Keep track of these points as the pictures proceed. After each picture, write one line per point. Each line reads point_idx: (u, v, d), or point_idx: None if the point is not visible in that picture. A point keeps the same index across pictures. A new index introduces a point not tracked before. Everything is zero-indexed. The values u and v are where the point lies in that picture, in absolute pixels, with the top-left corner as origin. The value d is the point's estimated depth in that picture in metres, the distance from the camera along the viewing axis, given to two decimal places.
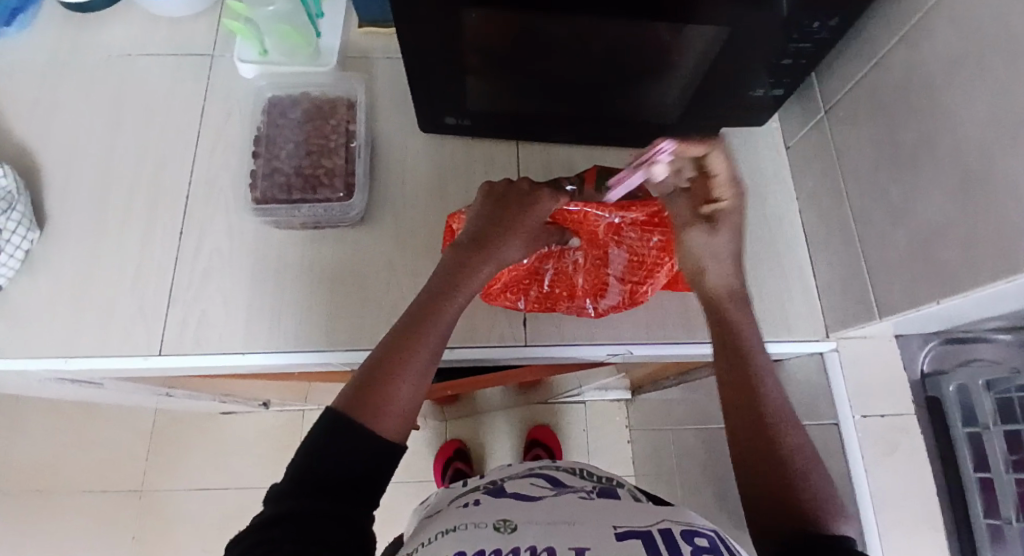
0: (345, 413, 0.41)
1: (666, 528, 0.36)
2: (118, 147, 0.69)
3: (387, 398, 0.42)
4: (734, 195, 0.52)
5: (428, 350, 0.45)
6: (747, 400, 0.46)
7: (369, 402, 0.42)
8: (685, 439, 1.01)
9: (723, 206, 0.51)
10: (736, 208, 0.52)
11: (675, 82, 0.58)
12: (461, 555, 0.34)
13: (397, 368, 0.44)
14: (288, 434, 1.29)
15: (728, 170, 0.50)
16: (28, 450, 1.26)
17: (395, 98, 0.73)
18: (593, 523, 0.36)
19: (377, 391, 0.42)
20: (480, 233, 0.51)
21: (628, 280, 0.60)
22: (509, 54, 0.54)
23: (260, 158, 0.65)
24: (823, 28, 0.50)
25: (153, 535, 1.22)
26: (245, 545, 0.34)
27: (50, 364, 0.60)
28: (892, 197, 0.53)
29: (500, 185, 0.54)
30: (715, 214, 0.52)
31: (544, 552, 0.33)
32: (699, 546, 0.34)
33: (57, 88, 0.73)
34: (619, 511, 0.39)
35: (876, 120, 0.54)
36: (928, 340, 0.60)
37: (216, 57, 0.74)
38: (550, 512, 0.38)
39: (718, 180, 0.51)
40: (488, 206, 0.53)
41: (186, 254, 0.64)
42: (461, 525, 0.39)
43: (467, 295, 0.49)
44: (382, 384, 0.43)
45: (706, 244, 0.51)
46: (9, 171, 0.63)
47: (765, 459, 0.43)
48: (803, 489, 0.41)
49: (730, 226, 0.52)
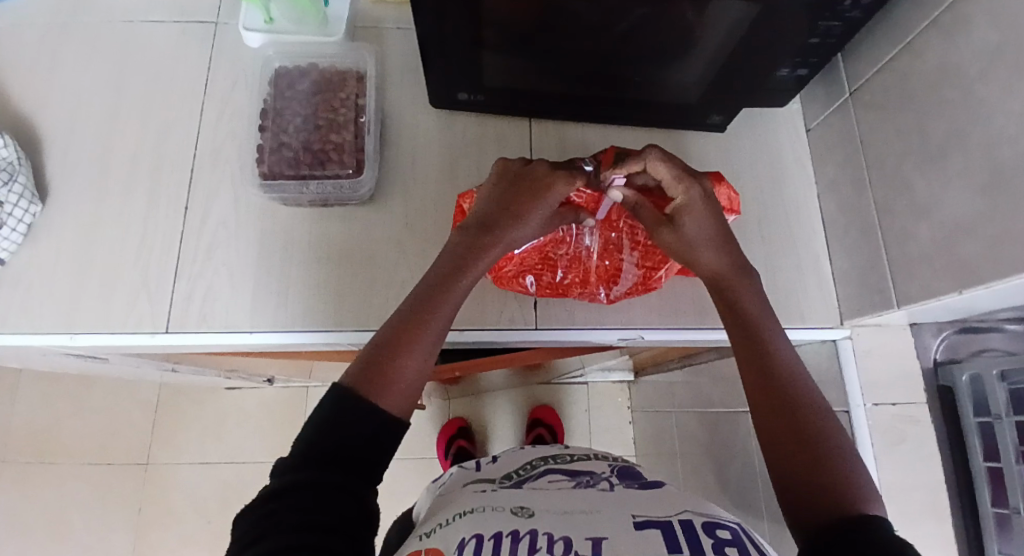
0: (351, 392, 0.40)
1: (686, 519, 0.36)
2: (120, 116, 0.67)
3: (391, 377, 0.41)
4: (687, 188, 0.50)
5: (435, 331, 0.45)
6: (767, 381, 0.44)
7: (374, 381, 0.41)
8: (687, 422, 1.02)
9: (679, 203, 0.51)
10: (694, 200, 0.50)
11: (698, 60, 0.56)
12: (478, 537, 0.34)
13: (403, 349, 0.43)
14: (291, 410, 1.30)
15: (671, 169, 0.49)
16: (33, 420, 1.27)
17: (406, 71, 0.71)
18: (611, 512, 0.36)
19: (382, 371, 0.41)
20: (493, 212, 0.49)
21: (642, 265, 0.59)
22: (528, 27, 0.52)
23: (267, 132, 0.63)
24: (856, 6, 0.48)
25: (157, 506, 1.23)
26: (255, 514, 0.34)
27: (54, 339, 0.59)
28: (917, 185, 0.51)
29: (511, 163, 0.52)
30: (675, 213, 0.51)
31: (560, 541, 0.33)
32: (720, 539, 0.33)
33: (56, 53, 0.70)
34: (637, 500, 0.38)
35: (905, 105, 0.53)
36: (942, 329, 0.59)
37: (221, 24, 0.72)
38: (567, 500, 0.38)
39: (667, 183, 0.50)
40: (498, 185, 0.51)
41: (191, 229, 0.63)
42: (479, 507, 0.38)
43: (476, 276, 0.48)
44: (387, 364, 0.42)
45: (676, 242, 0.51)
46: (9, 141, 0.61)
47: (789, 445, 0.41)
48: (831, 468, 0.39)
49: (694, 217, 0.50)
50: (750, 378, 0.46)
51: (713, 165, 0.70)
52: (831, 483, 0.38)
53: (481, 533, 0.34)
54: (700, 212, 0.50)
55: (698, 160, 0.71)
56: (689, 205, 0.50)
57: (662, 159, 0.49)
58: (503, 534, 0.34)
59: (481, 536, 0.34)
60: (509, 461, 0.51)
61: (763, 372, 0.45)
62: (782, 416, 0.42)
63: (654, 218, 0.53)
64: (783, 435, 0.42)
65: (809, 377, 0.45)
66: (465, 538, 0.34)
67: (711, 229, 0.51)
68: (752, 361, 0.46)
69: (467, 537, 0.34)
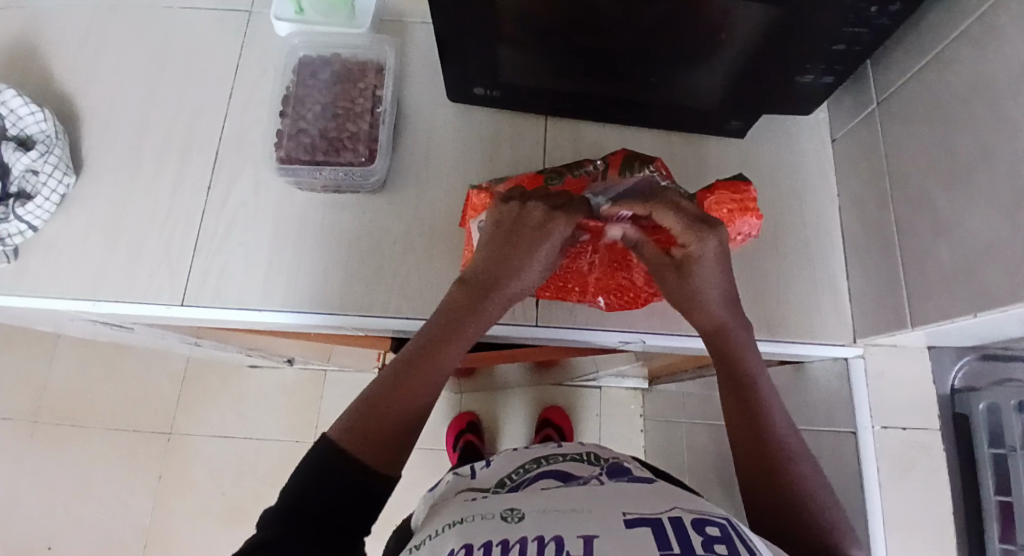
0: (336, 449, 0.40)
1: (676, 516, 0.35)
2: (154, 97, 0.71)
3: (380, 432, 0.41)
4: (701, 238, 0.48)
5: (425, 398, 0.44)
6: (764, 454, 0.45)
7: (362, 436, 0.41)
8: (697, 434, 1.01)
9: (689, 251, 0.49)
10: (708, 252, 0.49)
11: (715, 60, 0.55)
12: (467, 545, 0.34)
13: (397, 411, 0.43)
14: (307, 392, 1.33)
15: (680, 218, 0.48)
16: (67, 384, 1.34)
17: (427, 64, 0.72)
18: (603, 512, 0.36)
19: (372, 434, 0.41)
20: (494, 261, 0.49)
21: (643, 285, 0.58)
22: (544, 20, 0.52)
23: (287, 118, 0.65)
24: (884, 14, 0.48)
25: (176, 474, 1.29)
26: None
27: (80, 306, 0.63)
28: (938, 202, 0.49)
29: (508, 208, 0.49)
30: (684, 261, 0.50)
31: (551, 540, 0.33)
32: (710, 536, 0.32)
33: (99, 35, 0.74)
34: (628, 500, 0.38)
35: (932, 118, 0.50)
36: (961, 355, 0.56)
37: (255, 13, 0.74)
38: (556, 502, 0.39)
39: (676, 230, 0.49)
40: (495, 227, 0.50)
41: (214, 208, 0.65)
42: (469, 517, 0.39)
43: (476, 328, 0.48)
44: (379, 422, 0.42)
45: (681, 290, 0.50)
46: (49, 115, 0.65)
47: (764, 493, 0.44)
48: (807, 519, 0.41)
49: (705, 267, 0.49)
50: (734, 435, 0.47)
51: (733, 172, 0.69)
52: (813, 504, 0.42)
53: (471, 542, 0.34)
54: (711, 265, 0.49)
55: (716, 166, 0.69)
56: (702, 255, 0.49)
57: (669, 211, 0.48)
58: (494, 543, 0.34)
59: (471, 545, 0.34)
60: (502, 465, 0.52)
61: (742, 407, 0.47)
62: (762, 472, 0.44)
63: (660, 260, 0.51)
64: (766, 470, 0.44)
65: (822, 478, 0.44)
66: (456, 548, 0.34)
67: (719, 282, 0.50)
68: (738, 403, 0.47)
69: (456, 548, 0.34)
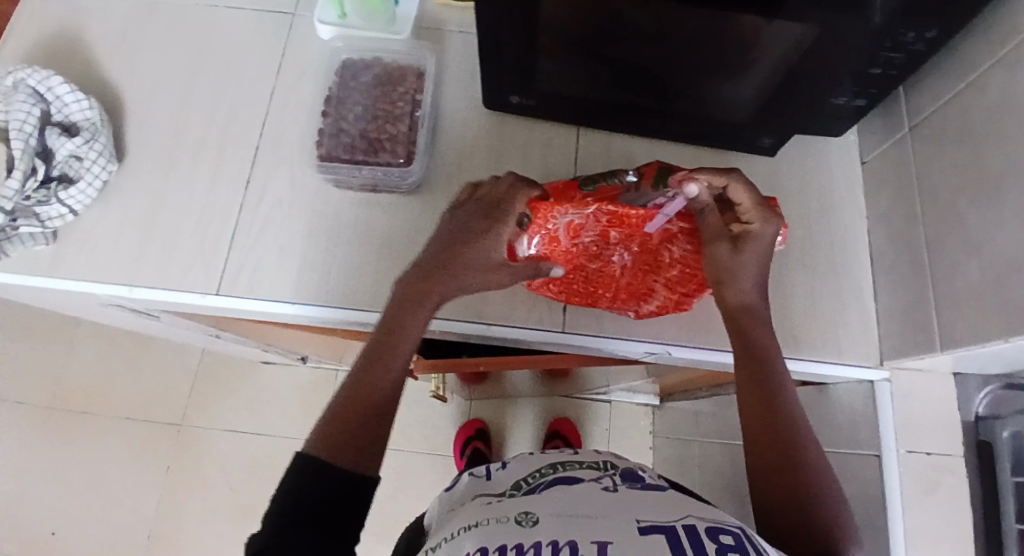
0: (312, 458, 0.40)
1: (690, 524, 0.36)
2: (197, 92, 0.73)
3: (349, 429, 0.42)
4: (767, 219, 0.51)
5: (387, 396, 0.45)
6: (778, 441, 0.45)
7: (334, 442, 0.42)
8: (710, 453, 1.00)
9: (751, 228, 0.51)
10: (767, 234, 0.51)
11: (749, 77, 0.56)
12: (485, 549, 0.35)
13: (361, 402, 0.44)
14: (319, 391, 1.34)
15: (752, 196, 0.51)
16: (84, 371, 1.36)
17: (464, 70, 0.73)
18: (617, 518, 0.36)
19: (341, 436, 0.42)
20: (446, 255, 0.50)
21: (676, 290, 0.59)
22: (585, 34, 0.53)
23: (328, 117, 0.67)
24: (920, 40, 0.48)
25: (185, 467, 1.29)
26: None
27: (116, 290, 0.64)
28: (969, 226, 0.49)
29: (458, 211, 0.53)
30: (742, 234, 0.51)
31: (565, 547, 0.33)
32: (725, 545, 0.33)
33: (146, 31, 0.76)
34: (641, 507, 0.39)
35: (964, 143, 0.51)
36: (987, 382, 0.57)
37: (297, 16, 0.76)
38: (571, 506, 0.39)
39: (744, 207, 0.51)
40: (447, 229, 0.52)
41: (251, 201, 0.67)
42: (485, 519, 0.39)
43: (431, 310, 0.49)
44: (348, 419, 0.43)
45: (729, 261, 0.51)
46: (94, 103, 0.67)
47: (777, 482, 0.43)
48: (817, 516, 0.41)
49: (755, 250, 0.51)
50: (748, 420, 0.47)
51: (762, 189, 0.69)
52: (819, 520, 0.41)
53: (486, 546, 0.35)
54: (764, 247, 0.51)
55: None
56: (761, 236, 0.51)
57: (745, 184, 0.50)
58: (509, 546, 0.34)
59: (486, 549, 0.34)
60: (521, 468, 0.52)
61: (759, 394, 0.47)
62: (775, 461, 0.44)
63: (718, 225, 0.52)
64: (770, 479, 0.44)
65: (829, 470, 0.44)
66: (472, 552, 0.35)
67: (760, 266, 0.51)
68: (754, 400, 0.47)
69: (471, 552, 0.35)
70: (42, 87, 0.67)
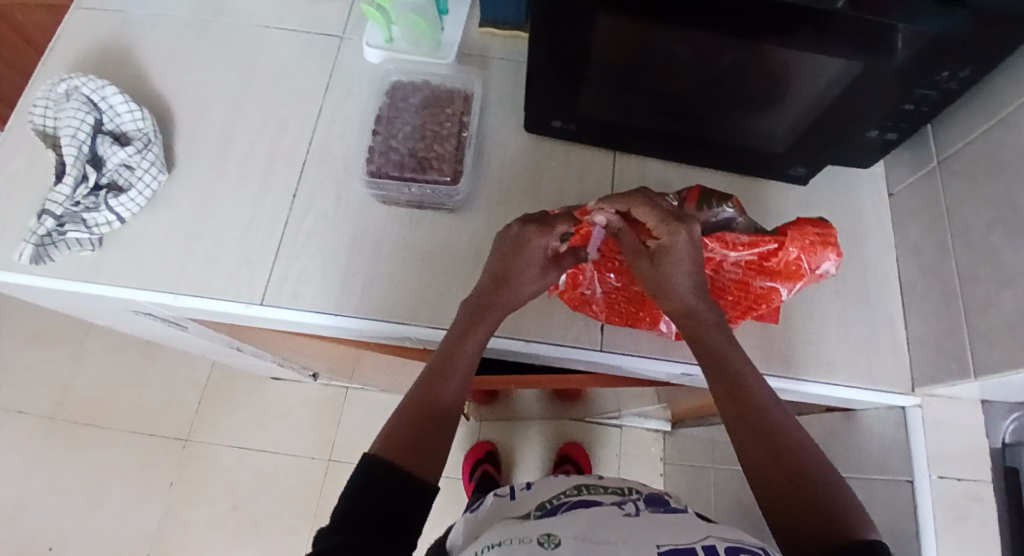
0: (374, 462, 0.43)
1: (710, 545, 0.36)
2: (245, 107, 0.75)
3: (412, 434, 0.46)
4: (672, 230, 0.52)
5: (445, 405, 0.50)
6: (783, 454, 0.44)
7: (400, 449, 0.44)
8: (726, 481, 1.00)
9: (662, 241, 0.53)
10: (680, 243, 0.52)
11: (785, 109, 0.59)
12: None
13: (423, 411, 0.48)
14: (330, 408, 1.33)
15: (656, 210, 0.53)
16: (93, 381, 1.35)
17: (505, 94, 0.76)
18: (637, 541, 0.37)
19: (404, 441, 0.45)
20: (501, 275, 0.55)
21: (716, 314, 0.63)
22: (633, 65, 0.56)
23: (378, 135, 0.69)
24: (953, 78, 0.49)
25: (190, 482, 1.27)
26: None
27: (158, 297, 0.65)
28: (1002, 258, 0.51)
29: (509, 233, 0.57)
30: (656, 250, 0.53)
31: None
32: None
33: (197, 48, 0.79)
34: (660, 532, 0.38)
35: (996, 179, 0.53)
36: (1012, 410, 0.58)
37: (345, 38, 0.79)
38: (592, 529, 0.39)
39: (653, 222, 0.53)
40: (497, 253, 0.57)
41: (295, 214, 0.69)
42: (508, 539, 0.40)
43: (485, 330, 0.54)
44: (412, 426, 0.46)
45: (649, 275, 0.54)
46: (147, 115, 0.70)
47: (792, 495, 0.42)
48: (841, 523, 0.39)
49: (674, 262, 0.52)
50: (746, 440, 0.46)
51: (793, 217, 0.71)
52: (838, 527, 0.39)
53: None
54: (683, 257, 0.52)
55: (777, 211, 0.72)
56: (672, 247, 0.52)
57: (644, 203, 0.53)
58: None
59: None
60: (548, 488, 0.52)
61: (751, 412, 0.47)
62: (784, 474, 0.43)
63: (637, 245, 0.55)
64: (785, 488, 0.42)
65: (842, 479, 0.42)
66: None
67: (689, 278, 0.53)
68: (750, 418, 0.47)
69: None
70: (97, 97, 0.69)
